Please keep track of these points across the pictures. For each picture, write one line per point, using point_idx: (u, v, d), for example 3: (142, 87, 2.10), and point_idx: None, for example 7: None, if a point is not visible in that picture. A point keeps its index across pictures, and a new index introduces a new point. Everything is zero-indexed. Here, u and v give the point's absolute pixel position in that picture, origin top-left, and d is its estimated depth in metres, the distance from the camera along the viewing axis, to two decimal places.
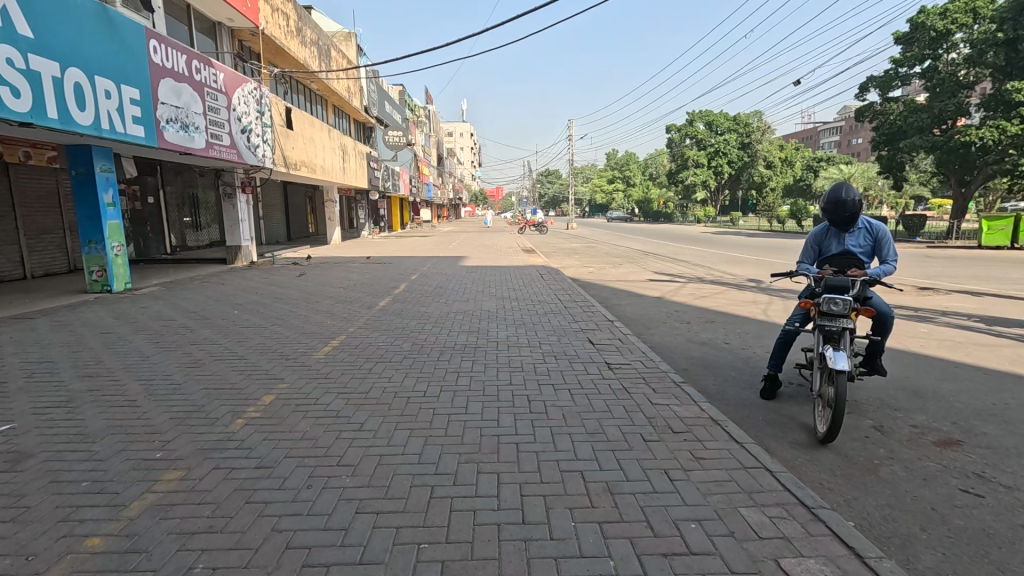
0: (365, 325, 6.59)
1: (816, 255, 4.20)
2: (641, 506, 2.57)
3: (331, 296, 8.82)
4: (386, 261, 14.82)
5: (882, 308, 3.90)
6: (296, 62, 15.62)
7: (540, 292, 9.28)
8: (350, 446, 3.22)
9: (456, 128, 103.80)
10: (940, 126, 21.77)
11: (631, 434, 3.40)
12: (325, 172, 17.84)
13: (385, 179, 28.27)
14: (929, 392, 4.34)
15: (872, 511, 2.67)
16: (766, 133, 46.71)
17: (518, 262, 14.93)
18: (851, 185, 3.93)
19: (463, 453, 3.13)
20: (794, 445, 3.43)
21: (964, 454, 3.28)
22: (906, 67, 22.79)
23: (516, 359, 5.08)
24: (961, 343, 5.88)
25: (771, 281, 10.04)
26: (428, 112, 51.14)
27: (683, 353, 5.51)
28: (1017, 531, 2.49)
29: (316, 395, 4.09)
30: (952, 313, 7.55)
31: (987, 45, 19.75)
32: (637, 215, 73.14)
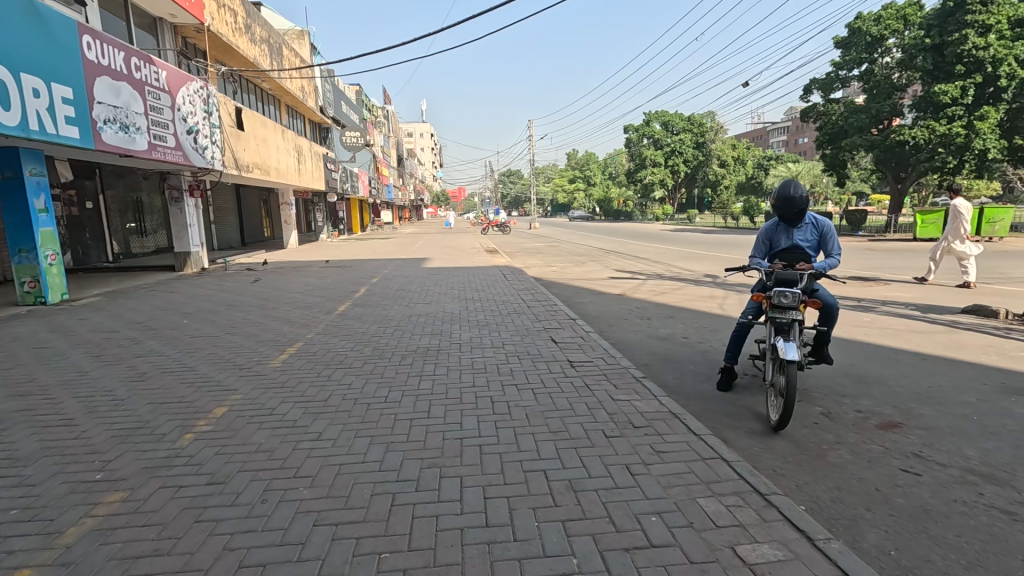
0: (325, 331, 6.42)
1: (767, 250, 4.36)
2: (603, 503, 2.60)
3: (289, 302, 8.56)
4: (346, 265, 14.53)
5: (828, 299, 4.08)
6: (246, 60, 15.09)
7: (503, 292, 9.29)
8: (308, 456, 3.12)
9: (416, 129, 103.01)
10: (877, 125, 23.09)
11: (594, 430, 3.43)
12: (280, 174, 17.29)
13: (343, 180, 27.66)
14: (872, 379, 4.59)
15: (822, 495, 2.78)
16: (719, 133, 48.31)
17: (481, 262, 14.90)
18: (799, 182, 4.10)
19: (426, 458, 3.08)
20: (749, 434, 3.55)
21: (903, 436, 3.47)
22: (845, 70, 24.07)
23: (479, 361, 5.05)
24: (899, 330, 6.25)
25: (727, 276, 10.38)
26: (386, 112, 50.44)
27: (643, 349, 5.63)
28: (951, 506, 2.66)
29: (271, 405, 3.94)
30: (892, 303, 8.01)
31: (917, 50, 21.07)
32: (599, 214, 74.23)
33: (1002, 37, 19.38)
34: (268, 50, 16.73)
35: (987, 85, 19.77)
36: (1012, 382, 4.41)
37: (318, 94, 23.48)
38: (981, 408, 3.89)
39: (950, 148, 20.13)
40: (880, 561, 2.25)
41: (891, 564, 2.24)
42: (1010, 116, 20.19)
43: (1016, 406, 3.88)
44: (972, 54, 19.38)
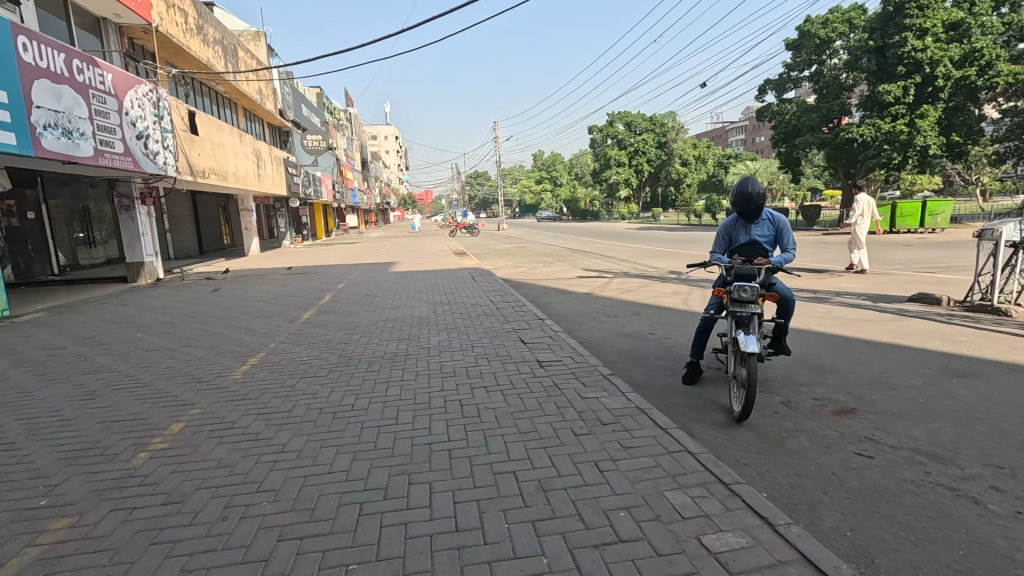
0: (288, 340, 6.24)
1: (727, 245, 4.48)
2: (573, 500, 2.62)
3: (250, 311, 8.30)
4: (311, 271, 14.20)
5: (784, 293, 4.23)
6: (199, 62, 14.57)
7: (472, 294, 9.25)
8: (271, 470, 3.02)
9: (380, 131, 101.74)
10: (828, 124, 24.11)
11: (562, 429, 3.46)
12: (238, 180, 16.75)
13: (306, 185, 27.02)
14: (828, 367, 4.78)
15: (782, 481, 2.88)
16: (680, 133, 49.46)
17: (449, 265, 14.84)
18: (756, 179, 4.23)
19: (395, 465, 3.04)
20: (713, 426, 3.63)
21: (857, 420, 3.63)
22: (796, 71, 25.02)
23: (449, 364, 5.01)
24: (852, 319, 6.53)
25: (690, 272, 10.63)
26: (349, 114, 49.58)
27: (611, 346, 5.70)
28: (901, 485, 2.79)
29: (232, 419, 3.81)
30: (845, 294, 8.37)
31: (862, 52, 22.10)
32: (566, 214, 75.03)
33: (937, 39, 20.51)
34: (222, 51, 16.18)
35: (926, 85, 20.90)
36: (955, 365, 4.67)
37: (276, 97, 22.88)
38: (927, 390, 4.11)
39: (895, 145, 21.25)
40: (837, 543, 2.33)
41: (848, 545, 2.32)
42: (947, 114, 21.42)
43: (959, 388, 4.12)
44: (912, 56, 20.46)
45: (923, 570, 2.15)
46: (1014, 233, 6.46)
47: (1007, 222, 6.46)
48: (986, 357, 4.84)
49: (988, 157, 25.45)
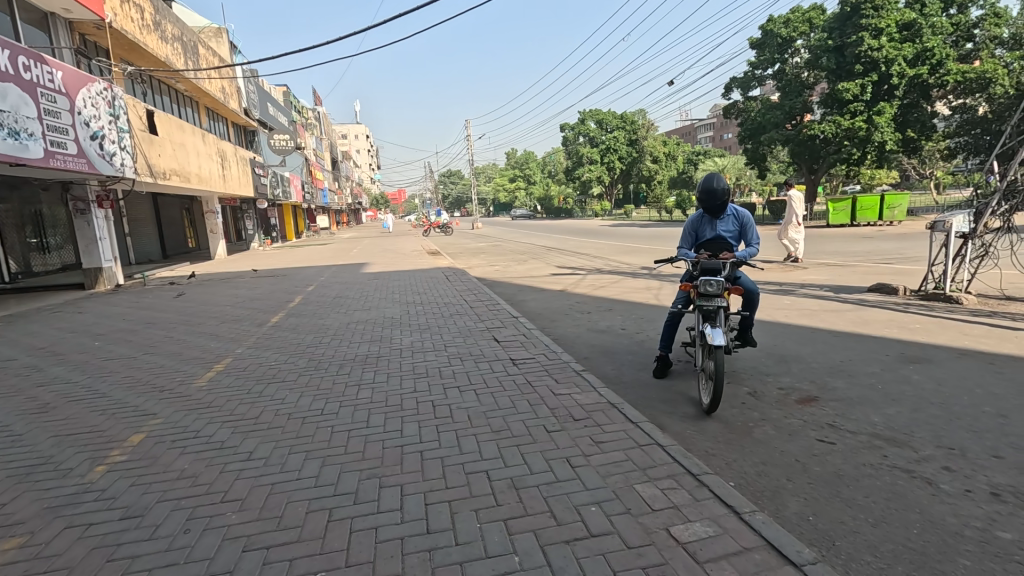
0: (256, 344, 6.08)
1: (693, 240, 4.56)
2: (545, 497, 2.63)
3: (216, 316, 8.06)
4: (280, 274, 13.89)
5: (749, 286, 4.33)
6: (156, 60, 14.04)
7: (445, 294, 9.20)
8: (237, 478, 2.95)
9: (350, 129, 100.20)
10: (791, 121, 24.80)
11: (535, 427, 3.47)
12: (202, 181, 16.26)
13: (274, 185, 26.39)
14: (793, 357, 4.92)
15: (749, 470, 2.95)
16: (651, 130, 50.14)
17: (422, 265, 14.72)
18: (720, 175, 4.31)
19: (365, 469, 2.99)
20: (683, 418, 3.70)
21: (820, 408, 3.74)
22: (760, 69, 25.64)
23: (421, 365, 4.97)
24: (816, 310, 6.74)
25: (661, 268, 10.81)
26: (317, 113, 48.57)
27: (584, 343, 5.74)
28: (860, 469, 2.90)
29: (196, 427, 3.70)
30: (810, 285, 8.63)
31: (822, 51, 22.82)
32: (540, 211, 75.29)
33: (892, 39, 21.30)
34: (181, 48, 15.64)
35: (883, 83, 21.70)
36: (910, 352, 4.87)
37: (240, 95, 22.25)
38: (884, 376, 4.28)
39: (854, 141, 22.05)
40: (800, 528, 2.40)
41: (810, 529, 2.40)
42: (902, 110, 22.32)
43: (914, 373, 4.29)
44: (869, 55, 21.22)
45: (880, 550, 2.24)
46: (964, 224, 6.76)
47: (957, 214, 6.77)
48: (939, 343, 5.06)
49: (940, 153, 26.61)
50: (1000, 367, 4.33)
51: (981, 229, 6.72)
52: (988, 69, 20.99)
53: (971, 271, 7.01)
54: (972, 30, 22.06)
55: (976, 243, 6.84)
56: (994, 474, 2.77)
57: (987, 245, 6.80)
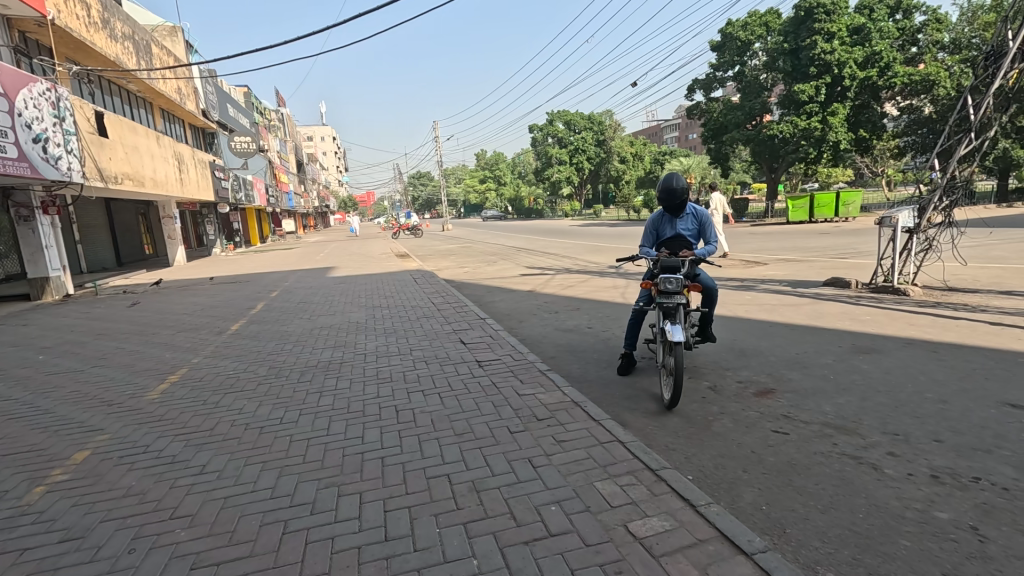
0: (214, 353, 5.89)
1: (654, 239, 4.62)
2: (506, 499, 2.62)
3: (173, 325, 7.77)
4: (241, 280, 13.51)
5: (708, 283, 4.42)
6: (106, 59, 13.45)
7: (413, 296, 9.14)
8: (188, 494, 2.84)
9: (316, 132, 98.18)
10: (751, 121, 25.54)
11: (498, 428, 3.46)
12: (157, 185, 15.65)
13: (236, 189, 25.63)
14: (751, 351, 5.06)
15: (707, 463, 3.01)
16: (618, 131, 50.86)
17: (391, 267, 14.56)
18: (679, 175, 4.39)
19: (324, 478, 2.93)
20: (645, 414, 3.76)
21: (776, 400, 3.85)
22: (721, 71, 26.31)
23: (385, 370, 4.89)
24: (773, 305, 6.97)
25: (628, 267, 11.00)
26: (281, 114, 47.39)
27: (550, 342, 5.77)
28: (812, 458, 2.99)
29: (146, 441, 3.55)
30: (769, 281, 8.93)
31: (778, 54, 23.64)
32: (510, 213, 75.41)
33: (843, 43, 22.23)
34: (133, 47, 15.03)
35: (836, 85, 22.57)
36: (862, 342, 5.07)
37: (197, 96, 21.52)
38: (836, 367, 4.45)
39: (811, 141, 22.90)
40: (754, 519, 2.45)
41: (762, 519, 2.45)
42: (854, 111, 23.26)
43: (863, 363, 4.47)
44: (822, 58, 22.04)
45: (828, 535, 2.31)
46: (909, 220, 7.09)
47: (902, 210, 7.10)
48: (887, 334, 5.29)
49: (890, 152, 27.94)
50: (942, 355, 4.55)
51: (925, 224, 7.06)
52: (932, 72, 22.12)
53: (916, 264, 7.36)
54: (917, 35, 23.16)
55: (920, 237, 7.19)
56: (933, 457, 2.90)
57: (930, 239, 7.17)
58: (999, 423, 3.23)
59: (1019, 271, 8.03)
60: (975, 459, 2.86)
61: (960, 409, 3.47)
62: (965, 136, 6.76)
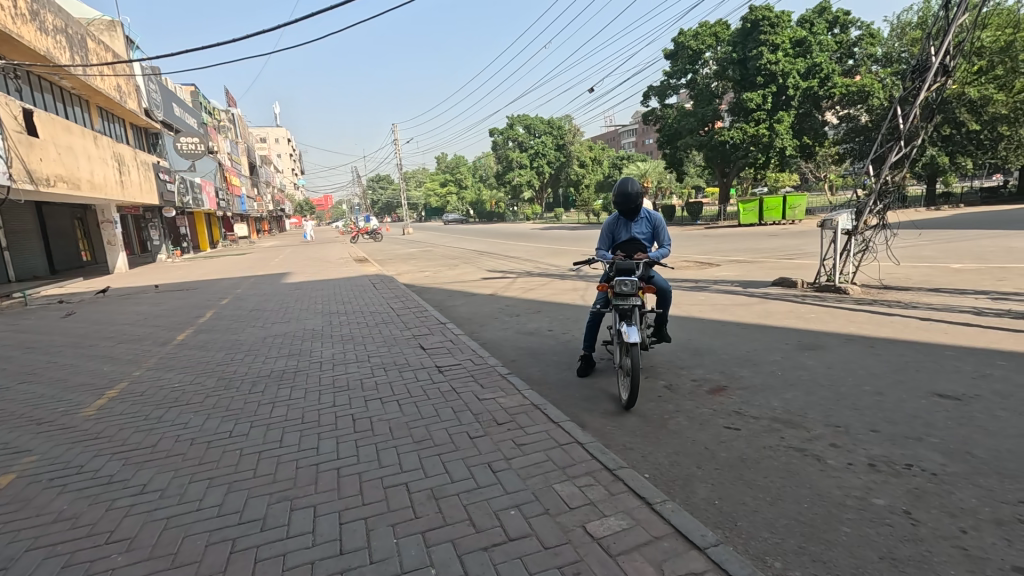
0: (158, 365, 5.59)
1: (610, 242, 4.70)
2: (465, 505, 2.60)
3: (112, 336, 7.33)
4: (189, 287, 12.92)
5: (662, 284, 4.52)
6: (34, 53, 12.58)
7: (372, 302, 8.97)
8: (126, 516, 2.67)
9: (269, 134, 95.11)
10: (704, 128, 26.44)
11: (457, 434, 3.43)
12: (95, 189, 14.79)
13: (183, 192, 24.45)
14: (705, 350, 5.22)
15: (663, 461, 3.07)
16: (577, 135, 51.70)
17: (349, 272, 14.23)
18: (633, 179, 4.49)
19: (275, 492, 2.83)
20: (604, 414, 3.81)
21: (728, 397, 3.99)
22: (674, 78, 27.16)
23: (341, 378, 4.76)
24: (725, 305, 7.24)
25: (588, 269, 11.15)
26: (232, 115, 45.65)
27: (511, 346, 5.77)
28: (761, 452, 3.11)
29: (80, 461, 3.33)
30: (722, 281, 9.27)
31: (728, 63, 24.63)
32: (472, 216, 75.26)
33: (786, 54, 23.41)
34: (66, 42, 14.13)
35: (781, 94, 23.70)
36: (807, 339, 5.32)
37: (138, 94, 20.45)
38: (783, 363, 4.65)
39: (759, 147, 23.92)
40: (707, 514, 2.52)
41: (716, 514, 2.52)
42: (798, 119, 24.54)
43: (808, 359, 4.69)
44: (768, 68, 23.13)
45: (776, 526, 2.41)
46: (847, 222, 7.50)
47: (841, 213, 7.49)
48: (829, 331, 5.58)
49: (831, 158, 29.58)
50: (878, 349, 4.84)
51: (862, 227, 7.48)
52: (868, 83, 23.55)
53: (855, 264, 7.79)
54: (853, 48, 24.65)
55: (858, 239, 7.62)
56: (871, 446, 3.08)
57: (866, 241, 7.61)
58: (928, 413, 3.46)
59: (945, 270, 8.64)
60: (907, 446, 3.05)
61: (895, 400, 3.69)
62: (895, 144, 7.22)
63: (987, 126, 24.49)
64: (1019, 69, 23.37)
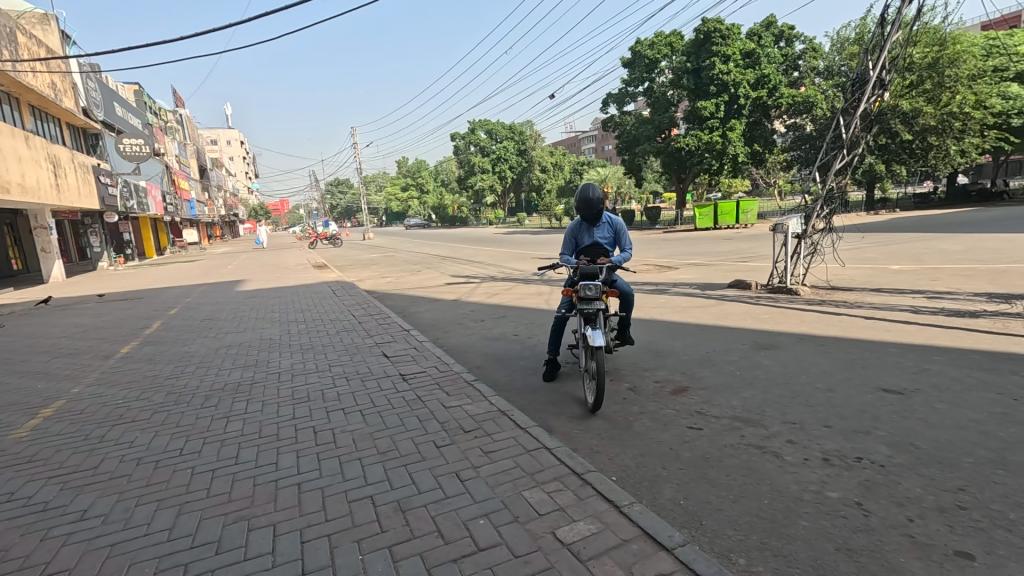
0: (99, 381, 5.23)
1: (574, 247, 4.73)
2: (432, 516, 2.55)
3: (46, 350, 6.82)
4: (134, 296, 12.23)
5: (625, 288, 4.58)
6: None
7: (332, 309, 8.71)
8: (64, 545, 2.47)
9: (220, 135, 91.44)
10: (661, 134, 27.22)
11: (424, 443, 3.36)
12: (26, 193, 13.81)
13: (127, 196, 23.16)
14: (667, 351, 5.33)
15: (629, 463, 3.11)
16: (538, 141, 52.22)
17: (307, 279, 13.82)
18: (595, 185, 4.54)
19: (231, 512, 2.69)
20: (570, 418, 3.83)
21: (690, 397, 4.09)
22: (632, 86, 27.83)
23: (301, 389, 4.60)
24: (685, 307, 7.44)
25: (552, 273, 11.24)
26: (179, 116, 43.67)
27: (476, 352, 5.72)
28: (723, 450, 3.19)
29: (11, 488, 3.07)
30: (681, 284, 9.53)
31: (682, 73, 25.44)
32: (434, 221, 74.59)
33: (737, 65, 24.42)
34: None
35: (733, 103, 24.65)
36: (762, 339, 5.52)
37: (75, 92, 19.26)
38: (741, 363, 4.81)
39: (713, 153, 24.83)
40: (674, 514, 2.56)
41: (682, 514, 2.56)
42: (749, 127, 25.55)
43: (764, 359, 4.87)
44: (720, 78, 24.07)
45: (739, 523, 2.47)
46: (797, 226, 7.82)
47: (792, 217, 7.83)
48: (782, 330, 5.81)
49: (780, 164, 31.00)
50: (828, 348, 5.06)
51: (811, 230, 7.84)
52: (811, 95, 24.91)
53: (804, 266, 8.17)
54: (798, 61, 25.95)
55: (807, 242, 7.99)
56: (824, 442, 3.21)
57: (815, 244, 7.99)
58: (875, 407, 3.65)
59: (886, 271, 9.18)
60: (858, 440, 3.19)
61: (845, 396, 3.87)
62: (839, 152, 7.63)
63: (918, 137, 26.16)
64: (945, 84, 25.03)
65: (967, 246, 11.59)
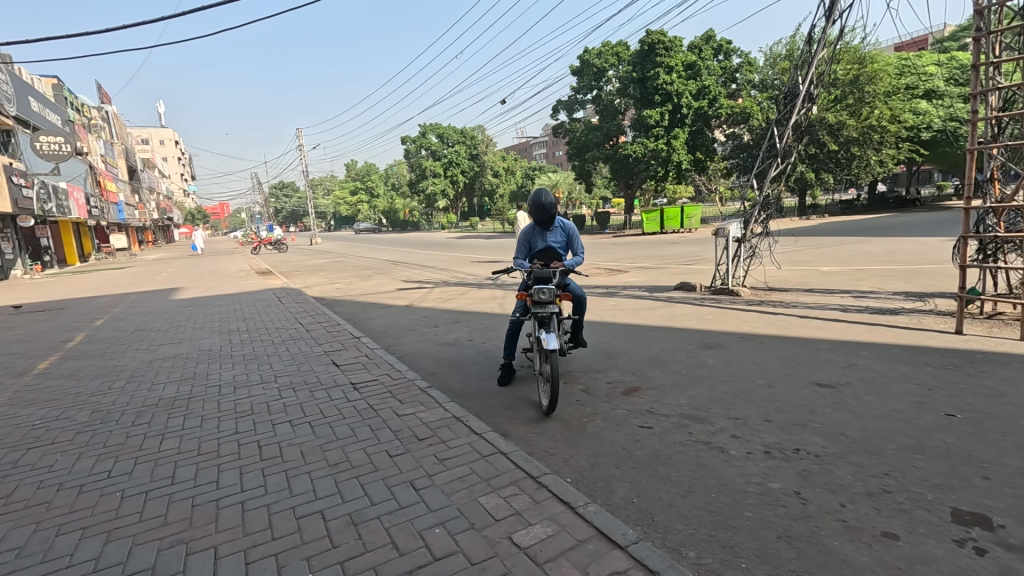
0: (11, 401, 4.76)
1: (527, 251, 4.76)
2: (387, 529, 2.48)
3: None
4: (53, 307, 11.26)
5: (577, 292, 4.65)
6: None
7: (277, 317, 8.35)
8: None
9: (152, 134, 86.07)
10: (610, 141, 27.98)
11: (376, 453, 3.28)
12: None
13: (44, 198, 21.34)
14: (619, 353, 5.44)
15: (584, 463, 3.16)
16: (490, 145, 52.34)
17: (250, 286, 13.21)
18: (547, 190, 4.59)
19: (168, 536, 2.52)
20: (525, 422, 3.85)
21: (641, 397, 4.20)
22: (581, 94, 28.44)
23: (244, 402, 4.37)
24: (634, 309, 7.65)
25: (505, 278, 11.25)
26: (105, 112, 40.74)
27: (430, 358, 5.65)
28: (673, 448, 3.30)
29: None
30: (631, 287, 9.79)
31: (629, 82, 26.25)
32: (385, 225, 73.17)
33: (679, 76, 25.48)
34: None
35: (676, 112, 25.69)
36: (708, 339, 5.75)
37: None
38: (688, 362, 4.99)
39: (659, 160, 25.74)
40: (627, 512, 2.62)
41: (636, 512, 2.62)
42: (692, 136, 26.67)
43: (709, 358, 5.07)
44: (664, 87, 25.06)
45: (689, 517, 2.55)
46: (737, 231, 8.22)
47: (732, 222, 8.22)
48: (725, 330, 6.07)
49: (720, 172, 32.51)
50: (767, 346, 5.33)
51: (750, 235, 8.25)
52: (748, 106, 26.32)
53: (744, 268, 8.59)
54: (735, 74, 27.31)
55: (747, 246, 8.40)
56: (765, 435, 3.38)
57: (754, 247, 8.41)
58: (810, 400, 3.88)
59: (817, 272, 9.78)
60: (795, 432, 3.38)
61: (782, 391, 4.09)
62: (774, 161, 8.08)
63: (843, 147, 28.17)
64: (865, 99, 27.07)
65: (887, 249, 12.53)
